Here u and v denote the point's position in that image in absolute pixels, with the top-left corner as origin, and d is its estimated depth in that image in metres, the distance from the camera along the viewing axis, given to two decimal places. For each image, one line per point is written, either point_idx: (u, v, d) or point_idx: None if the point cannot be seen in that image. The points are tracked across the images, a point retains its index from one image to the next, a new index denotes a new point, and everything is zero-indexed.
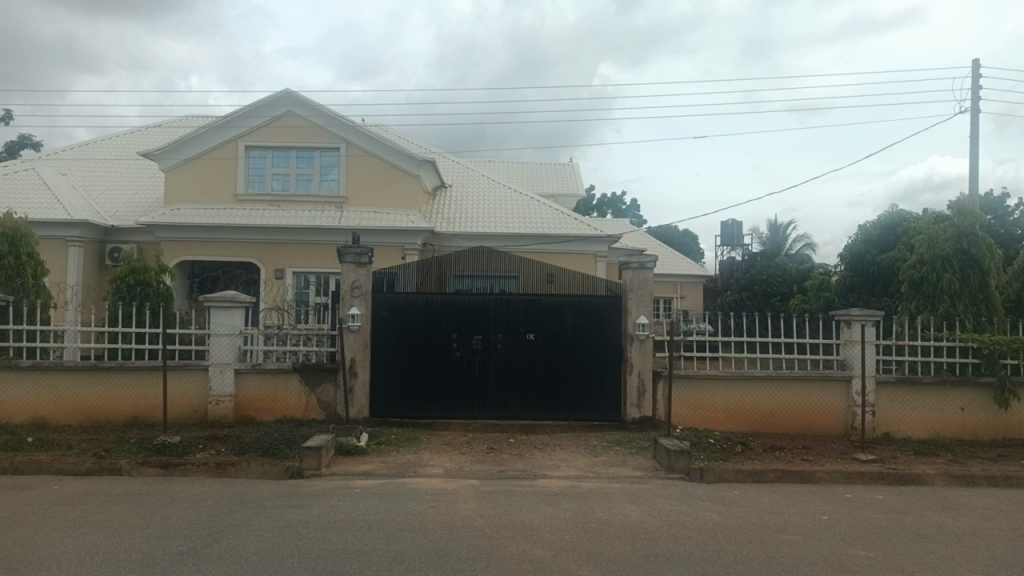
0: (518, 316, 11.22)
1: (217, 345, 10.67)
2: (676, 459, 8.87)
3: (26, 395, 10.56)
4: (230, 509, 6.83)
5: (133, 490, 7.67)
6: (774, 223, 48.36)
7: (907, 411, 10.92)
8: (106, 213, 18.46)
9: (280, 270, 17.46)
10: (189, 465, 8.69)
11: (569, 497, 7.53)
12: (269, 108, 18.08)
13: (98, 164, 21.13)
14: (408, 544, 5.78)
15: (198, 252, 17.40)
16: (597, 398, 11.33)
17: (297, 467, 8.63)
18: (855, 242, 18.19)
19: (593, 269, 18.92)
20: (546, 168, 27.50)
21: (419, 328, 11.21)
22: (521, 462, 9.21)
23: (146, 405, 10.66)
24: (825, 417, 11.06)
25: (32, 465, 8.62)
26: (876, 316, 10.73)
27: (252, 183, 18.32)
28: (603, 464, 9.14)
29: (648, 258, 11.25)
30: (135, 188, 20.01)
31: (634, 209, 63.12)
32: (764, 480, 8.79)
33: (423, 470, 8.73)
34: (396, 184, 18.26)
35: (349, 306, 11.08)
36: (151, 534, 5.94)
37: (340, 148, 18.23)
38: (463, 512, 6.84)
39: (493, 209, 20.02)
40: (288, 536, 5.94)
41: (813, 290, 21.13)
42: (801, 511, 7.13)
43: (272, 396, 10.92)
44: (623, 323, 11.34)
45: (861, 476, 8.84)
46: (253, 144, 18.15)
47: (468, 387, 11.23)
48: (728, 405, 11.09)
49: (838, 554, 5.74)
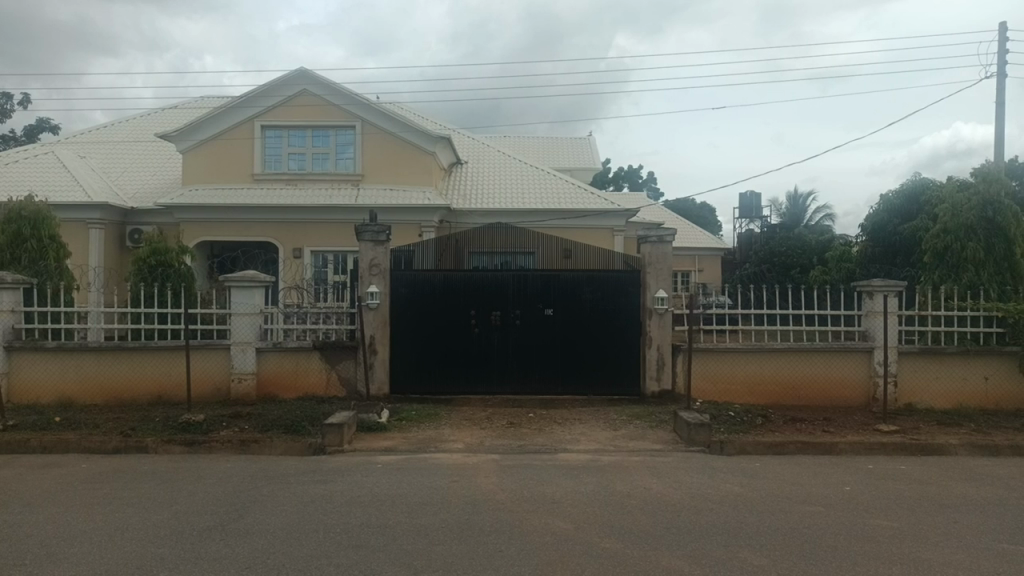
0: (536, 291, 11.21)
1: (238, 324, 10.77)
2: (696, 431, 8.86)
3: (52, 375, 10.73)
4: (256, 485, 6.92)
5: (159, 468, 7.79)
6: (794, 195, 47.74)
7: (930, 380, 10.82)
8: (125, 195, 18.61)
9: (298, 249, 17.54)
10: (214, 442, 8.83)
11: (590, 471, 7.55)
12: (284, 88, 18.06)
13: (116, 146, 21.23)
14: (432, 518, 5.84)
15: (217, 233, 17.51)
16: (615, 373, 11.32)
17: (320, 444, 8.73)
18: (877, 212, 17.99)
19: (611, 244, 18.81)
20: (561, 143, 27.32)
21: (437, 305, 11.24)
22: (541, 436, 9.24)
23: (171, 384, 10.80)
24: (847, 388, 11.00)
25: (60, 444, 8.80)
26: (899, 286, 10.61)
27: (269, 162, 18.36)
28: (623, 438, 9.15)
29: (666, 232, 11.17)
30: (153, 170, 20.10)
31: (652, 182, 62.66)
32: (785, 452, 8.77)
33: (444, 445, 8.79)
34: (412, 162, 18.23)
35: (368, 284, 11.14)
36: (178, 510, 6.04)
37: (355, 126, 18.19)
38: (485, 486, 6.89)
39: (509, 185, 19.95)
40: (313, 511, 6.01)
41: (834, 261, 20.95)
42: (824, 482, 7.11)
43: (293, 374, 11.03)
44: (641, 297, 11.32)
45: (882, 447, 8.80)
46: (268, 124, 18.16)
47: (487, 363, 11.26)
48: (748, 377, 11.04)
49: (862, 524, 5.72)
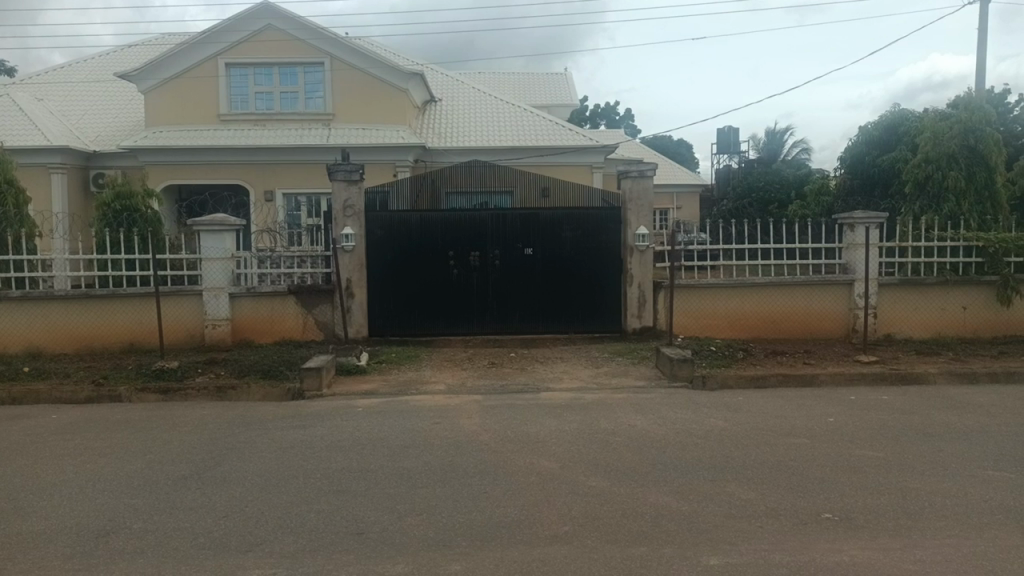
0: (515, 231, 11.00)
1: (209, 269, 10.50)
2: (678, 367, 8.82)
3: (19, 325, 10.42)
4: (232, 432, 6.76)
5: (133, 417, 7.60)
6: (772, 130, 47.41)
7: (909, 311, 10.86)
8: (86, 138, 17.91)
9: (270, 192, 17.08)
10: (190, 390, 8.65)
11: (573, 409, 7.48)
12: (247, 23, 17.29)
13: (75, 87, 20.36)
14: (414, 461, 5.73)
15: (185, 176, 16.97)
16: (597, 311, 11.21)
17: (298, 389, 8.58)
18: (855, 144, 17.93)
19: (589, 180, 18.54)
20: (537, 78, 26.71)
21: (414, 247, 11.00)
22: (523, 375, 9.16)
23: (143, 332, 10.54)
24: (827, 321, 11.01)
25: (30, 395, 8.56)
26: (880, 217, 10.54)
27: (235, 101, 17.69)
28: (605, 375, 9.10)
29: (647, 166, 10.91)
30: (115, 112, 19.34)
31: (629, 119, 61.91)
32: (767, 385, 8.78)
33: (425, 387, 8.67)
34: (384, 99, 17.66)
35: (343, 226, 10.80)
36: (153, 459, 5.87)
37: (324, 63, 17.52)
38: (468, 427, 6.79)
39: (485, 121, 19.49)
40: (293, 457, 5.87)
41: (812, 195, 20.94)
42: (807, 414, 7.10)
43: (269, 319, 10.80)
44: (622, 234, 11.15)
45: (863, 378, 8.84)
46: (233, 62, 17.45)
47: (466, 304, 11.09)
48: (729, 312, 11.00)
49: (848, 455, 5.70)
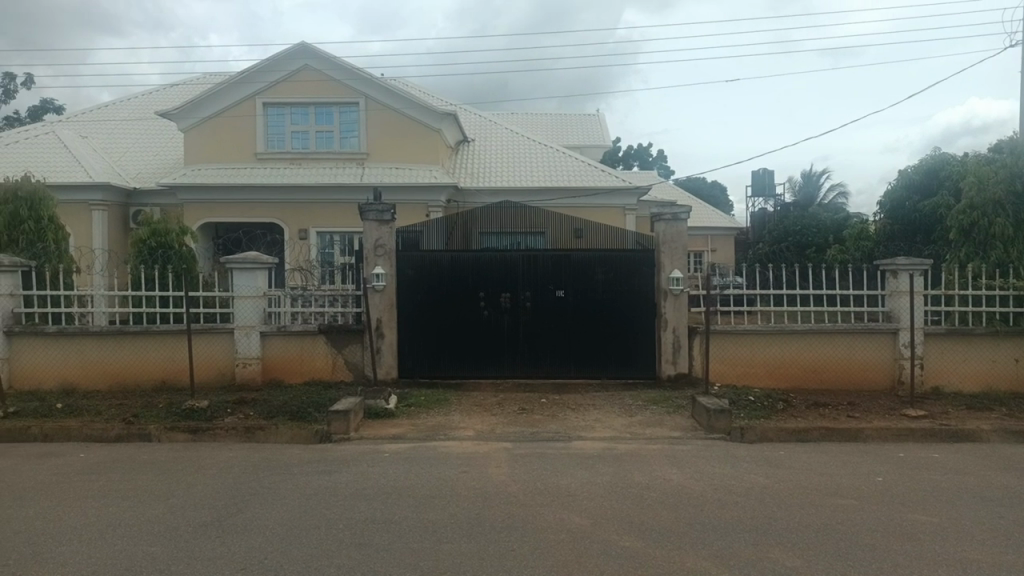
0: (547, 272, 10.86)
1: (241, 307, 10.49)
2: (716, 418, 8.51)
3: (53, 360, 10.47)
4: (256, 477, 6.62)
5: (159, 457, 7.51)
6: (807, 173, 46.99)
7: (957, 362, 10.42)
8: (128, 176, 18.32)
9: (304, 230, 17.23)
10: (218, 430, 8.56)
11: (606, 460, 7.22)
12: (286, 64, 17.64)
13: (119, 125, 20.91)
14: (440, 513, 5.52)
15: (221, 214, 17.18)
16: (631, 356, 10.96)
17: (325, 431, 8.44)
18: (895, 188, 17.58)
19: (622, 223, 18.39)
20: (570, 120, 26.83)
21: (445, 287, 10.90)
22: (554, 423, 8.91)
23: (174, 369, 10.53)
24: (870, 371, 10.62)
25: (60, 432, 8.54)
26: (924, 264, 10.21)
27: (272, 141, 17.98)
28: (639, 424, 8.82)
29: (681, 209, 10.75)
30: (157, 150, 19.78)
31: (662, 160, 61.92)
32: (808, 438, 8.42)
33: (453, 433, 8.47)
34: (419, 140, 17.82)
35: (373, 266, 10.80)
36: (174, 504, 5.75)
37: (360, 103, 17.76)
38: (496, 477, 6.57)
39: (519, 162, 19.53)
40: (316, 505, 5.70)
41: (851, 239, 20.53)
42: (853, 472, 6.75)
43: (298, 359, 10.73)
44: (656, 277, 10.94)
45: (910, 433, 8.45)
46: (271, 102, 17.78)
47: (497, 347, 10.92)
48: (768, 360, 10.67)
49: (899, 519, 5.37)
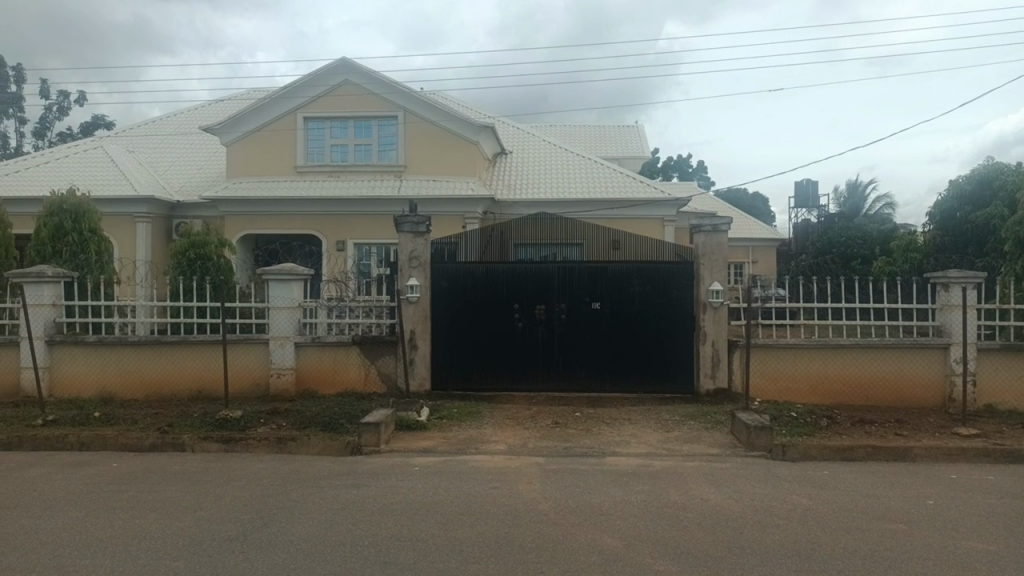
0: (583, 284, 10.68)
1: (276, 318, 10.52)
2: (756, 435, 8.22)
3: (94, 370, 10.62)
4: (284, 490, 6.55)
5: (190, 469, 7.50)
6: (852, 183, 45.99)
7: (1013, 380, 9.94)
8: (172, 188, 18.67)
9: (342, 242, 17.30)
10: (250, 440, 8.55)
11: (641, 478, 7.00)
12: (326, 78, 17.82)
13: (164, 140, 21.37)
14: (468, 531, 5.37)
15: (260, 226, 17.38)
16: (668, 370, 10.70)
17: (356, 443, 8.37)
18: (945, 199, 17.03)
19: (661, 234, 18.11)
20: (608, 131, 26.65)
21: (479, 298, 10.79)
22: (588, 437, 8.71)
23: (210, 379, 10.59)
24: (920, 388, 10.20)
25: (97, 441, 8.62)
26: (978, 277, 9.78)
27: (312, 154, 18.16)
28: (676, 440, 8.56)
29: (722, 221, 10.50)
30: (199, 163, 20.15)
31: (703, 171, 61.24)
32: (854, 457, 8.08)
33: (484, 447, 8.31)
34: (456, 152, 17.80)
35: (408, 277, 10.74)
36: (201, 517, 5.70)
37: (398, 116, 17.84)
38: (527, 494, 6.40)
39: (556, 174, 19.40)
40: (342, 520, 5.60)
41: (899, 251, 19.93)
42: (902, 494, 6.41)
43: (331, 370, 10.71)
44: (695, 290, 10.67)
45: (962, 453, 8.05)
46: (311, 116, 17.96)
47: (531, 359, 10.76)
48: (811, 375, 10.33)
49: (952, 546, 5.06)
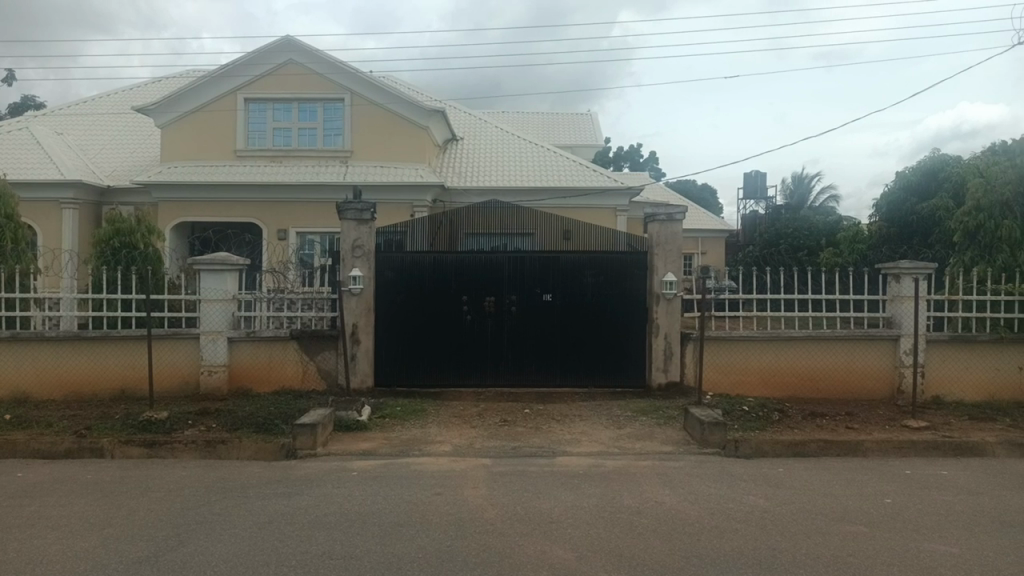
0: (533, 275, 10.31)
1: (208, 312, 9.89)
2: (710, 431, 7.98)
3: (7, 367, 9.83)
4: (208, 501, 6.02)
5: (106, 477, 6.89)
6: (799, 175, 46.72)
7: (960, 370, 9.93)
8: (102, 173, 17.68)
9: (284, 230, 16.61)
10: (177, 443, 7.96)
11: (592, 480, 6.67)
12: (268, 57, 17.02)
13: (94, 121, 20.24)
14: (405, 546, 4.94)
15: (196, 213, 16.57)
16: (620, 364, 10.42)
17: (291, 446, 7.87)
18: (892, 190, 17.17)
19: (613, 224, 17.88)
20: (560, 119, 26.30)
21: (426, 290, 10.33)
22: (537, 436, 8.35)
23: (135, 377, 9.91)
24: (870, 379, 10.12)
25: (6, 447, 7.92)
26: (928, 268, 9.73)
27: (252, 137, 17.34)
28: (628, 438, 8.27)
29: (676, 209, 10.24)
30: (132, 147, 19.14)
31: (653, 161, 61.49)
32: (806, 452, 7.90)
33: (429, 448, 7.88)
34: (403, 137, 17.23)
35: (351, 267, 10.22)
36: (110, 536, 5.15)
37: (343, 99, 17.16)
38: (472, 500, 6.01)
39: (507, 162, 18.98)
40: (268, 536, 5.12)
41: (846, 242, 20.11)
42: (860, 493, 6.21)
43: (267, 366, 10.13)
44: (648, 281, 10.40)
45: (914, 446, 7.95)
46: (251, 97, 17.15)
47: (479, 352, 10.36)
48: (763, 367, 10.16)
49: (915, 550, 4.84)
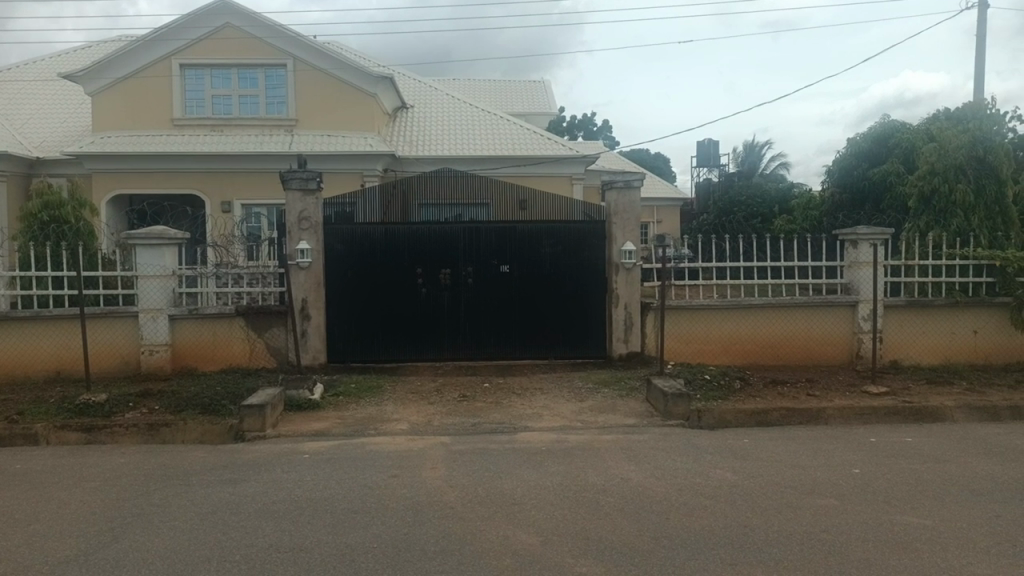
0: (490, 246, 9.97)
1: (146, 288, 9.34)
2: (673, 403, 7.82)
3: None
4: (146, 491, 5.61)
5: (35, 468, 6.40)
6: (750, 144, 47.06)
7: (917, 336, 9.98)
8: (30, 144, 16.67)
9: (227, 202, 15.92)
10: (115, 428, 7.48)
11: (555, 456, 6.44)
12: (204, 20, 16.17)
13: (20, 88, 19.06)
14: (360, 535, 4.63)
15: (135, 185, 15.77)
16: (580, 335, 10.20)
17: (238, 428, 7.46)
18: (844, 156, 17.25)
19: (569, 192, 17.60)
20: (513, 86, 25.81)
21: (378, 262, 9.92)
22: (498, 411, 8.09)
23: (69, 358, 9.33)
24: (829, 345, 10.10)
25: None
26: (885, 233, 9.70)
27: (190, 105, 16.50)
28: (590, 411, 8.06)
29: (634, 177, 10.02)
30: (63, 115, 18.09)
31: (606, 130, 61.30)
32: (769, 421, 7.80)
33: (384, 427, 7.55)
34: (352, 104, 16.60)
35: (298, 240, 9.73)
36: (35, 534, 4.71)
37: (287, 65, 16.41)
38: (431, 483, 5.71)
39: (460, 130, 18.50)
40: (211, 529, 4.75)
41: (799, 209, 20.23)
42: (827, 463, 6.10)
43: (212, 345, 9.64)
44: (607, 251, 10.17)
45: (875, 412, 7.91)
46: (188, 63, 16.28)
47: (436, 326, 10.02)
48: (724, 335, 10.05)
49: (888, 523, 4.71)
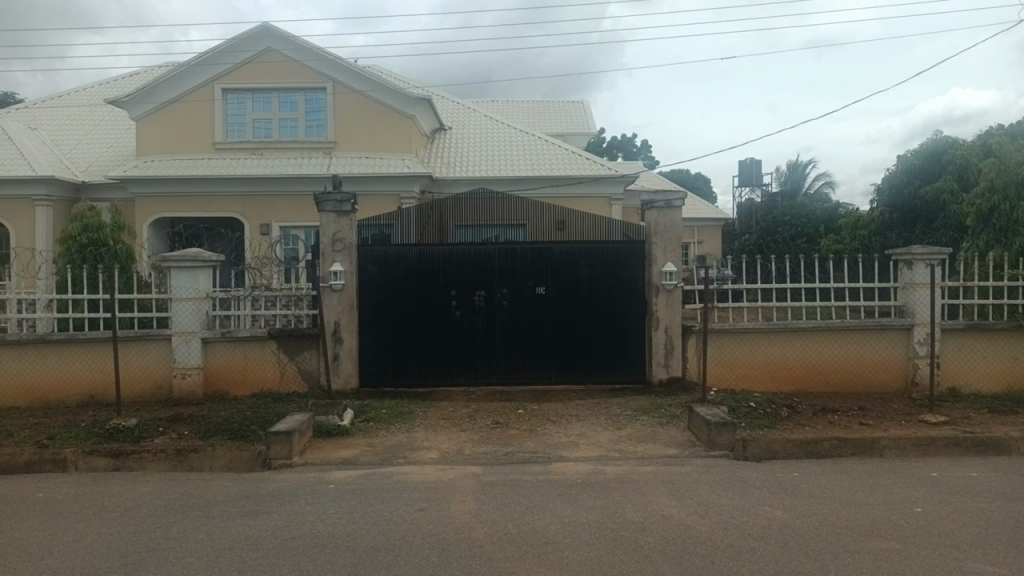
0: (526, 267, 9.71)
1: (180, 311, 9.28)
2: (717, 432, 7.40)
3: None
4: (165, 522, 5.42)
5: (59, 496, 6.28)
6: (795, 163, 46.18)
7: (978, 361, 9.39)
8: (77, 168, 17.01)
9: (266, 225, 15.97)
10: (144, 454, 7.35)
11: (592, 489, 6.09)
12: (244, 45, 16.35)
13: (69, 115, 19.52)
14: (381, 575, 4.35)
15: (175, 208, 15.94)
16: (619, 359, 9.84)
17: (266, 454, 7.27)
18: (894, 173, 16.63)
19: (608, 213, 17.29)
20: (552, 107, 25.66)
21: (412, 284, 9.72)
22: (532, 439, 7.77)
23: (103, 381, 9.29)
24: (883, 371, 9.57)
25: None
26: (942, 253, 9.16)
27: (232, 130, 16.66)
28: (629, 440, 7.69)
29: (674, 196, 9.69)
30: (109, 140, 18.46)
31: (646, 150, 60.90)
32: (820, 452, 7.33)
33: (415, 455, 7.28)
34: (389, 126, 16.58)
35: (331, 262, 9.61)
36: (46, 568, 4.54)
37: (324, 87, 16.50)
38: (459, 517, 5.42)
39: (497, 151, 18.37)
40: (225, 566, 4.52)
41: (847, 228, 19.58)
42: (886, 501, 5.64)
43: (244, 368, 9.52)
44: (646, 272, 9.81)
45: (936, 444, 7.39)
46: (229, 87, 16.45)
47: (469, 349, 9.77)
48: (771, 360, 9.59)
49: (959, 571, 4.26)
